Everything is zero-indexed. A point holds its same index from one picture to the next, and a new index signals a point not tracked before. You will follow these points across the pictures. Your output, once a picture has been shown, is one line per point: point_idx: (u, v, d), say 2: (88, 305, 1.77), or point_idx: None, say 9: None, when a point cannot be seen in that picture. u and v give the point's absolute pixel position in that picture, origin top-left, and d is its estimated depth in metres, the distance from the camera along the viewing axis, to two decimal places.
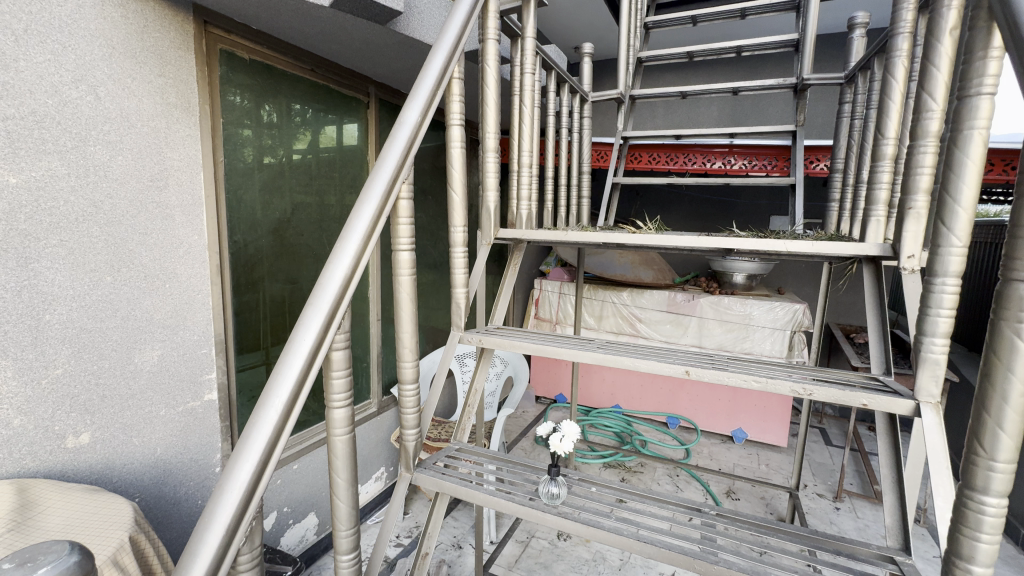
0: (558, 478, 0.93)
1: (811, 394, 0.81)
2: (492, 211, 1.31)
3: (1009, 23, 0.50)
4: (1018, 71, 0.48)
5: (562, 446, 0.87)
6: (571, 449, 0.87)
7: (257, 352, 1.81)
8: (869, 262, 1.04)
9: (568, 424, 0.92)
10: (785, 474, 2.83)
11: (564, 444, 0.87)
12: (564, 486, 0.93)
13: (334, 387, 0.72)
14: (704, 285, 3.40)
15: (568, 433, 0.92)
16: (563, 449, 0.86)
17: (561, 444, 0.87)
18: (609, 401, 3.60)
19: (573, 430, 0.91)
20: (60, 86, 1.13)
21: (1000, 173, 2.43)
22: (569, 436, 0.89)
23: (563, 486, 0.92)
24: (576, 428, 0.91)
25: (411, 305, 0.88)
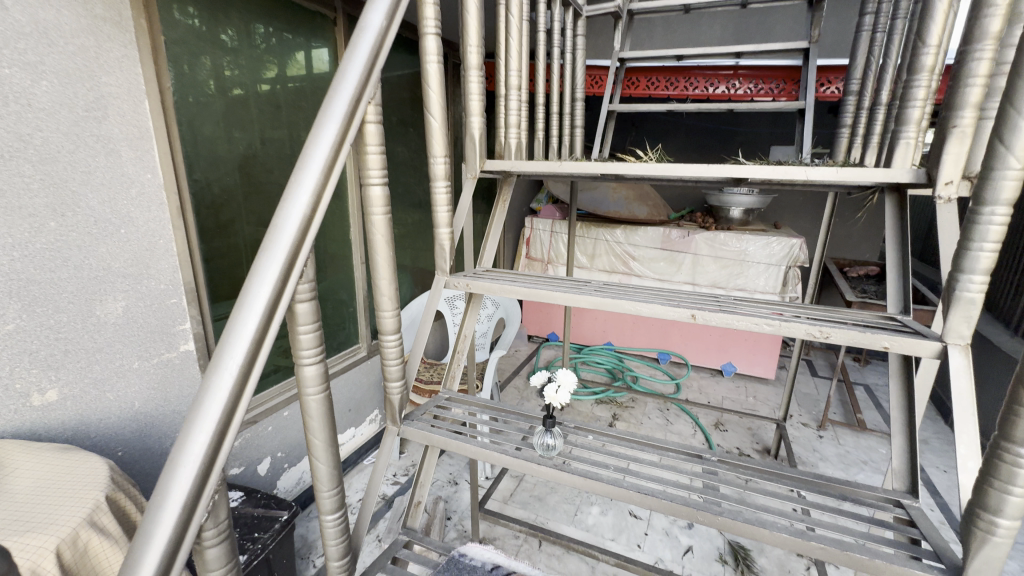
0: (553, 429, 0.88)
1: (828, 336, 0.75)
2: (477, 141, 1.17)
3: None
4: None
5: (558, 398, 0.81)
6: (567, 400, 0.82)
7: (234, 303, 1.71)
8: (894, 190, 0.95)
9: (562, 372, 0.86)
10: (771, 405, 2.91)
11: (561, 395, 0.82)
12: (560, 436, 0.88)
13: (302, 342, 0.64)
14: (700, 220, 3.30)
15: (564, 381, 0.86)
16: (559, 400, 0.81)
17: (558, 396, 0.82)
18: (601, 339, 3.61)
19: (569, 378, 0.85)
20: None
21: None
22: (565, 386, 0.84)
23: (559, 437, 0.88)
24: (573, 375, 0.85)
25: (387, 248, 0.78)
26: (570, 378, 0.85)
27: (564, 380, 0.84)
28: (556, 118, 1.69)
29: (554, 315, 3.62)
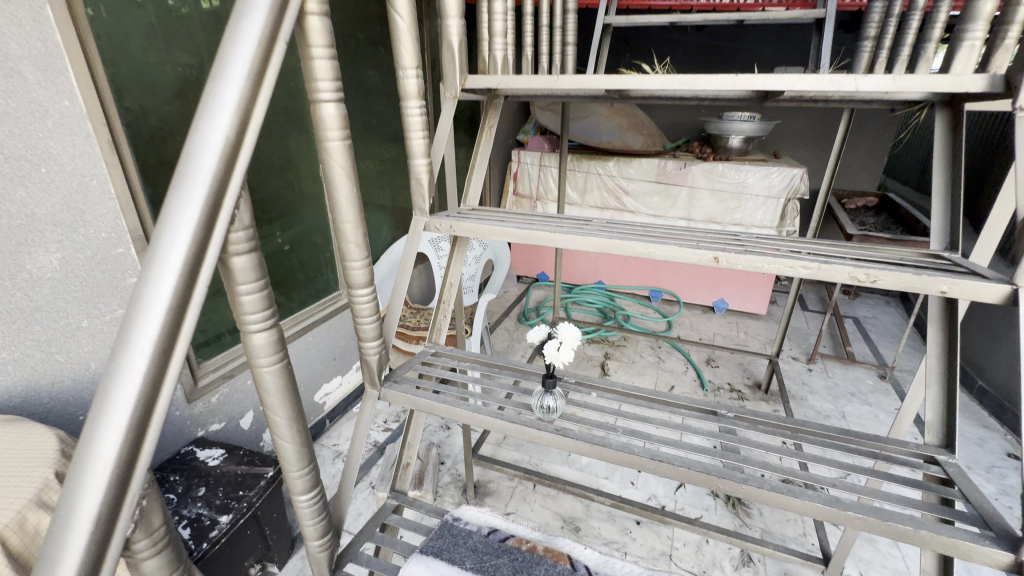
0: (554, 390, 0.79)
1: (875, 281, 0.64)
2: (456, 51, 0.97)
3: None
4: None
5: (560, 356, 0.75)
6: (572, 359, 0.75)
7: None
8: (947, 105, 0.81)
9: (565, 327, 0.78)
10: (762, 340, 2.90)
11: (565, 353, 0.75)
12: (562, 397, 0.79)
13: (246, 304, 0.51)
14: (697, 151, 3.12)
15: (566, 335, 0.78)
16: (563, 359, 0.75)
17: (560, 354, 0.75)
18: (592, 278, 3.52)
19: (572, 333, 0.77)
20: None
21: None
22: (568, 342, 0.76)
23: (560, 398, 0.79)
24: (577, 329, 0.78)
25: (349, 184, 0.63)
26: (572, 333, 0.77)
27: (568, 335, 0.77)
28: (548, 29, 1.46)
29: (545, 254, 3.50)
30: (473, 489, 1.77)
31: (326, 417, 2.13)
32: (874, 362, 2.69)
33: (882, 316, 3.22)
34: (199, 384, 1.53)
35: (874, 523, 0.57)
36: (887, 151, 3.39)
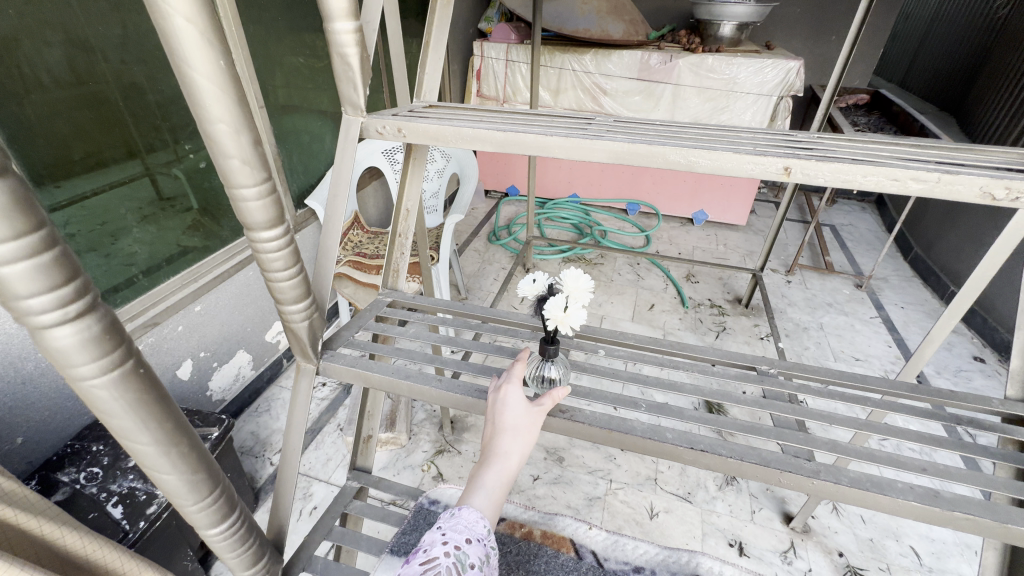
0: (557, 358, 0.66)
1: (1017, 197, 0.45)
2: None
3: None
4: None
5: (569, 320, 0.61)
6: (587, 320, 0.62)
7: (72, 178, 1.18)
8: None
9: (572, 277, 0.62)
10: (742, 253, 2.80)
11: (575, 315, 0.61)
12: (564, 366, 0.67)
13: (11, 286, 0.28)
14: (683, 41, 2.75)
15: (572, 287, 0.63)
16: (575, 325, 0.61)
17: (568, 317, 0.61)
18: (566, 192, 3.27)
19: (581, 285, 0.62)
20: None
21: None
22: (576, 298, 0.62)
23: (562, 367, 0.66)
24: (587, 279, 0.62)
25: (215, 54, 0.37)
26: (582, 285, 0.62)
27: (576, 290, 0.62)
28: None
29: (515, 165, 3.18)
30: (450, 425, 1.66)
31: (282, 357, 1.94)
32: (851, 271, 2.66)
33: (858, 223, 3.16)
34: None
35: (987, 525, 0.44)
36: (883, 42, 3.11)
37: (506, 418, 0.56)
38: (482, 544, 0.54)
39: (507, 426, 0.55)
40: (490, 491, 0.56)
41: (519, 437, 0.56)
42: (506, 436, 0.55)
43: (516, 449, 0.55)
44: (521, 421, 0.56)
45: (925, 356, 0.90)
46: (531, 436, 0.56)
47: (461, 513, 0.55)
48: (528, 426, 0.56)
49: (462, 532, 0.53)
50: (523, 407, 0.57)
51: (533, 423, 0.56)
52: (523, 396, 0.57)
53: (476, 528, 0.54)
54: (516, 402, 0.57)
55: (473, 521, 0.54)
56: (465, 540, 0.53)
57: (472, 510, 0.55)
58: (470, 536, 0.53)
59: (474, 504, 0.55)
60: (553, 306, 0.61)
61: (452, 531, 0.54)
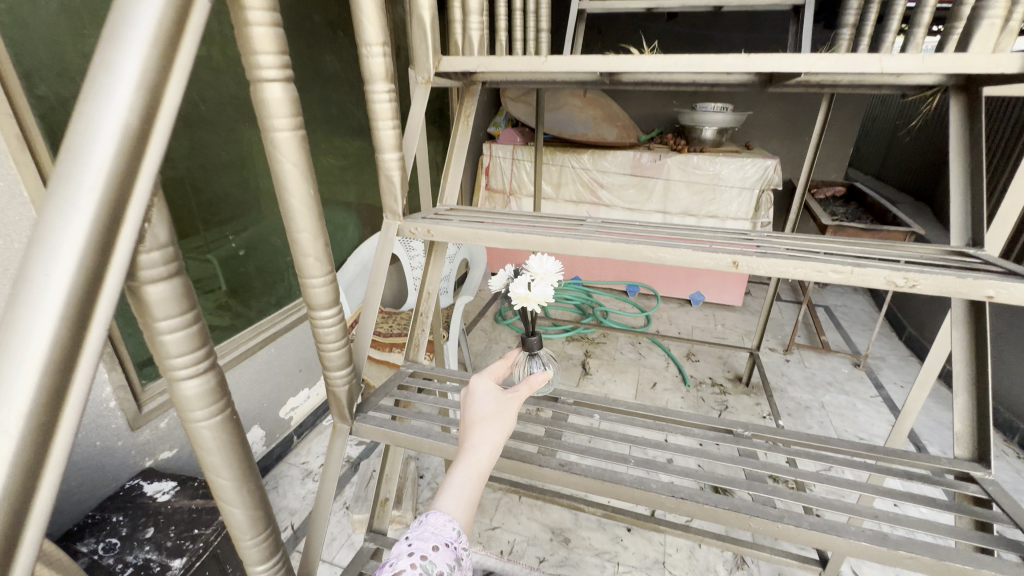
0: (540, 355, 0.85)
1: (915, 285, 0.57)
2: (429, 30, 0.90)
3: None
4: None
5: (535, 296, 0.79)
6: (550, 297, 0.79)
7: None
8: (959, 89, 0.76)
9: (537, 262, 0.80)
10: (739, 333, 2.90)
11: (541, 293, 0.79)
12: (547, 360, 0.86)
13: (167, 347, 0.40)
14: (671, 142, 3.08)
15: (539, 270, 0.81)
16: (540, 300, 0.78)
17: (531, 295, 0.79)
18: (569, 274, 3.46)
19: (546, 270, 0.80)
20: None
21: None
22: (541, 280, 0.79)
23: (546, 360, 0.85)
24: (550, 262, 0.80)
25: (304, 182, 0.52)
26: (547, 270, 0.80)
27: (541, 273, 0.80)
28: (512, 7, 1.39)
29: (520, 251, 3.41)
30: None
31: (293, 434, 1.98)
32: (848, 351, 2.74)
33: (851, 304, 3.29)
34: (144, 409, 1.35)
35: (930, 564, 0.51)
36: (850, 143, 3.46)
37: (476, 408, 0.61)
38: (451, 551, 0.51)
39: (476, 416, 0.60)
40: (460, 492, 0.55)
41: (487, 427, 0.59)
42: (475, 426, 0.59)
43: (486, 438, 0.58)
44: (490, 410, 0.61)
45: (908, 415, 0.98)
46: (500, 428, 0.60)
47: (428, 520, 0.53)
48: (498, 415, 0.61)
49: (429, 538, 0.51)
50: (494, 399, 0.63)
51: (503, 412, 0.62)
52: (490, 393, 0.63)
53: (444, 532, 0.52)
54: (487, 394, 0.63)
55: (441, 525, 0.52)
56: (432, 547, 0.50)
57: (440, 514, 0.53)
58: (437, 542, 0.51)
59: (441, 508, 0.53)
60: (518, 286, 0.79)
61: (418, 539, 0.51)
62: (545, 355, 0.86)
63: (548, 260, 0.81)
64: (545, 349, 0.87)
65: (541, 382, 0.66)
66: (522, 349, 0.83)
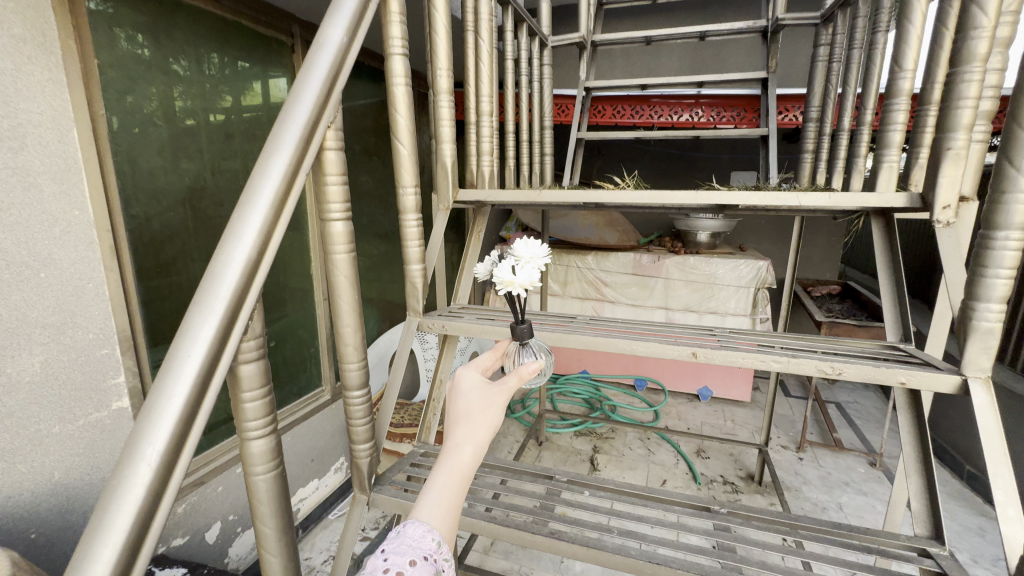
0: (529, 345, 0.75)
1: (841, 373, 0.69)
2: (449, 170, 1.15)
3: None
4: None
5: (520, 281, 0.75)
6: (537, 282, 0.75)
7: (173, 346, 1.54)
8: (879, 215, 0.94)
9: (523, 245, 0.77)
10: (750, 428, 2.88)
11: (526, 277, 0.75)
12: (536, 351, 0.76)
13: (247, 412, 0.54)
14: (669, 245, 3.33)
15: (525, 254, 0.77)
16: (526, 284, 0.74)
17: (517, 279, 0.74)
18: (577, 368, 3.55)
19: (533, 253, 0.76)
20: None
21: None
22: (527, 263, 0.76)
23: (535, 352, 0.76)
24: (537, 245, 0.76)
25: (352, 292, 0.70)
26: (533, 253, 0.76)
27: (527, 256, 0.76)
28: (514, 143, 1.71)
29: None
30: None
31: (299, 527, 1.97)
32: (862, 449, 2.68)
33: (863, 400, 3.26)
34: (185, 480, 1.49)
35: None
36: (839, 245, 3.69)
37: (461, 407, 0.59)
38: (430, 565, 0.48)
39: (461, 414, 0.58)
40: (440, 501, 0.52)
41: (472, 425, 0.57)
42: (458, 426, 0.56)
43: (468, 440, 0.56)
44: (475, 408, 0.58)
45: (900, 496, 1.02)
46: (484, 427, 0.57)
47: (405, 531, 0.50)
48: (482, 414, 0.58)
49: (406, 552, 0.48)
50: (479, 397, 0.60)
51: (487, 410, 0.58)
52: (478, 388, 0.61)
53: (422, 544, 0.49)
54: (473, 392, 0.61)
55: (420, 537, 0.49)
56: (409, 562, 0.47)
57: (419, 524, 0.50)
58: (415, 556, 0.48)
59: (421, 517, 0.50)
60: (502, 270, 0.75)
61: (394, 554, 0.48)
62: (535, 347, 0.76)
63: (534, 243, 0.77)
64: (536, 339, 0.77)
65: (533, 371, 0.61)
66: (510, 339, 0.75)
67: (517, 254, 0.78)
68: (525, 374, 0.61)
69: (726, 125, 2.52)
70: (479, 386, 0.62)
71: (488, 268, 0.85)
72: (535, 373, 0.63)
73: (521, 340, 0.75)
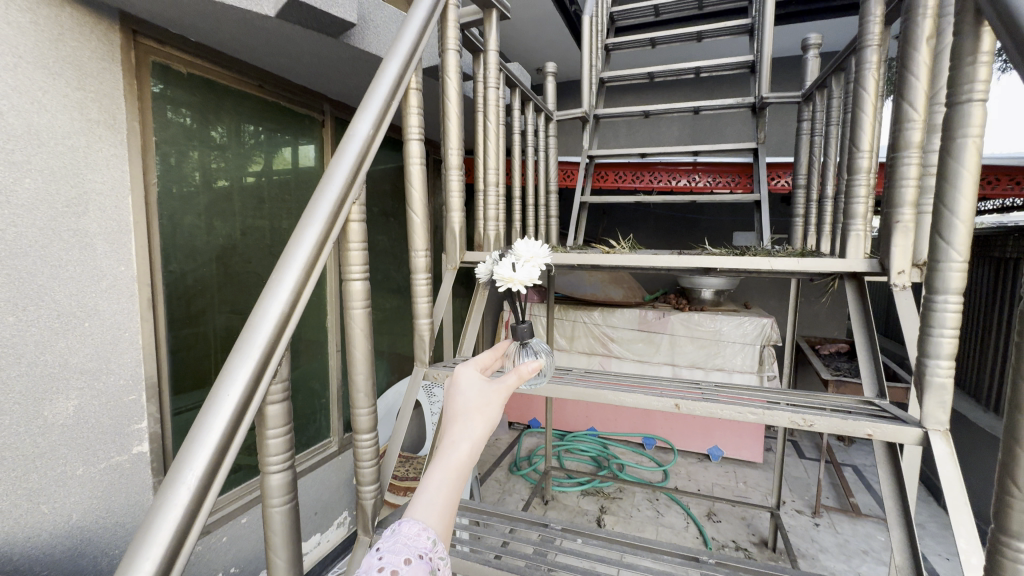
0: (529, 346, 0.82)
1: (812, 425, 0.77)
2: (458, 233, 1.26)
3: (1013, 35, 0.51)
4: None
5: (519, 278, 0.84)
6: (535, 279, 0.84)
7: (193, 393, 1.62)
8: (852, 277, 1.02)
9: (524, 246, 0.86)
10: (762, 491, 2.79)
11: (526, 274, 0.84)
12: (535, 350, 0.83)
13: (269, 448, 0.61)
14: (674, 302, 3.40)
15: (526, 254, 0.87)
16: (525, 280, 0.83)
17: (516, 275, 0.83)
18: (585, 425, 3.53)
19: (531, 252, 0.86)
20: None
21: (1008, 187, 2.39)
22: (526, 261, 0.85)
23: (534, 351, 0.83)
24: (537, 247, 0.86)
25: (365, 343, 0.78)
26: (533, 253, 0.86)
27: (526, 254, 0.85)
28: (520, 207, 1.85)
29: (535, 400, 3.58)
30: None
31: None
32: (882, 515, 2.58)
33: None
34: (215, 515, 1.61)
35: None
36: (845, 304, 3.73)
37: (458, 403, 0.58)
38: (424, 564, 0.46)
39: (458, 410, 0.57)
40: (435, 498, 0.51)
41: (468, 422, 0.56)
42: (455, 422, 0.56)
43: (465, 436, 0.54)
44: (472, 405, 0.57)
45: None
46: (481, 424, 0.56)
47: (400, 530, 0.48)
48: (480, 410, 0.57)
49: (400, 551, 0.46)
50: (477, 393, 0.59)
51: (485, 407, 0.57)
52: (476, 384, 0.60)
53: (417, 543, 0.47)
54: (472, 388, 0.60)
55: (415, 536, 0.48)
56: (404, 561, 0.46)
57: (414, 523, 0.49)
58: (409, 556, 0.46)
59: (415, 516, 0.49)
60: (504, 268, 0.84)
61: (390, 552, 0.47)
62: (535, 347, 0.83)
63: (535, 244, 0.87)
64: (537, 340, 0.84)
65: (531, 370, 0.61)
66: (511, 339, 0.81)
67: (518, 254, 0.88)
68: (525, 372, 0.60)
69: (722, 190, 2.68)
70: (477, 382, 0.61)
71: (490, 268, 0.94)
72: (533, 373, 0.63)
73: (521, 339, 0.81)
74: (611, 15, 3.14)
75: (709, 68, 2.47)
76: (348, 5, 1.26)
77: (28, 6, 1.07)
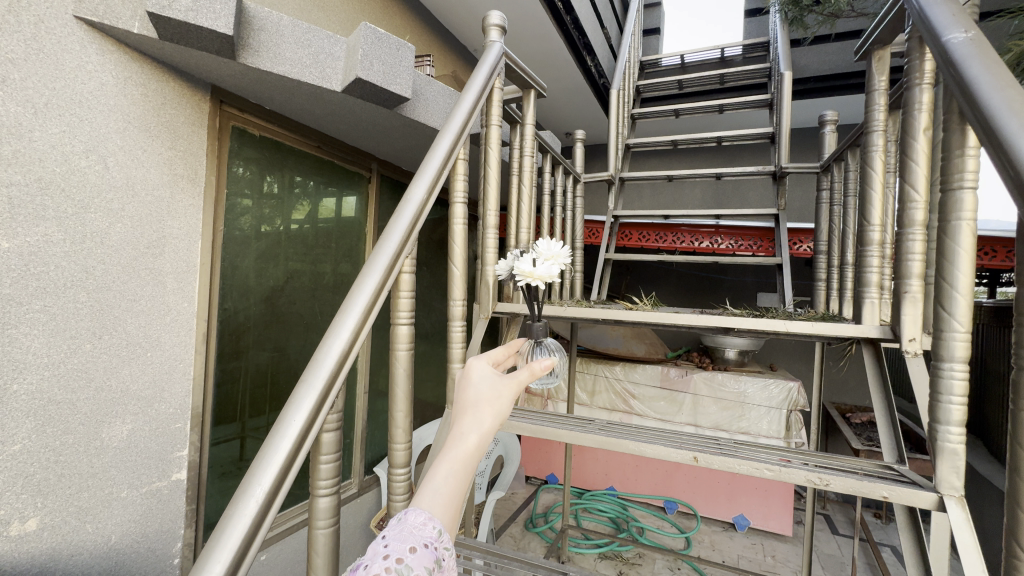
0: (547, 343, 0.88)
1: (828, 484, 0.80)
2: (490, 285, 1.36)
3: (989, 137, 0.59)
4: (1009, 183, 0.57)
5: (539, 273, 0.91)
6: (553, 275, 0.92)
7: (229, 423, 1.71)
8: (869, 343, 1.06)
9: (545, 246, 0.94)
10: (793, 568, 2.64)
11: (544, 270, 0.92)
12: (553, 347, 0.88)
13: (320, 472, 0.67)
14: (696, 360, 3.39)
15: (547, 253, 0.94)
16: (544, 276, 0.91)
17: (536, 271, 0.91)
18: (604, 483, 3.44)
19: (552, 250, 0.94)
20: (79, 165, 1.14)
21: (1003, 260, 2.41)
22: (546, 257, 0.93)
23: (552, 348, 0.88)
24: (557, 247, 0.94)
25: (406, 382, 0.86)
26: (553, 253, 0.94)
27: (547, 251, 0.93)
28: None
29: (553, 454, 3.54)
30: None
31: None
32: None
33: None
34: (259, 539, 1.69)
35: None
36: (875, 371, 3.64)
37: (471, 393, 0.64)
38: (429, 552, 0.50)
39: (470, 400, 0.63)
40: (442, 488, 0.56)
41: (478, 415, 0.61)
42: (466, 414, 0.61)
43: (473, 427, 0.60)
44: (483, 398, 0.63)
45: None
46: (491, 415, 0.62)
47: (407, 519, 0.53)
48: (489, 403, 0.63)
49: (406, 540, 0.50)
50: (489, 386, 0.65)
51: (495, 401, 0.63)
52: (490, 376, 0.66)
53: (423, 531, 0.52)
54: (484, 380, 0.66)
55: (421, 525, 0.52)
56: (409, 549, 0.49)
57: (420, 513, 0.53)
58: (414, 544, 0.50)
59: (422, 506, 0.54)
60: (524, 263, 0.92)
61: (395, 540, 0.50)
62: (550, 346, 0.88)
63: (555, 244, 0.95)
64: (551, 339, 0.90)
65: (543, 368, 0.69)
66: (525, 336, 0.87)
67: (539, 253, 0.95)
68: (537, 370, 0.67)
69: (744, 252, 2.75)
70: (490, 375, 0.67)
71: (511, 265, 1.01)
72: (544, 370, 0.70)
73: (535, 337, 0.88)
74: (638, 87, 3.36)
75: (731, 138, 2.60)
76: (404, 83, 1.44)
77: (142, 82, 1.27)
